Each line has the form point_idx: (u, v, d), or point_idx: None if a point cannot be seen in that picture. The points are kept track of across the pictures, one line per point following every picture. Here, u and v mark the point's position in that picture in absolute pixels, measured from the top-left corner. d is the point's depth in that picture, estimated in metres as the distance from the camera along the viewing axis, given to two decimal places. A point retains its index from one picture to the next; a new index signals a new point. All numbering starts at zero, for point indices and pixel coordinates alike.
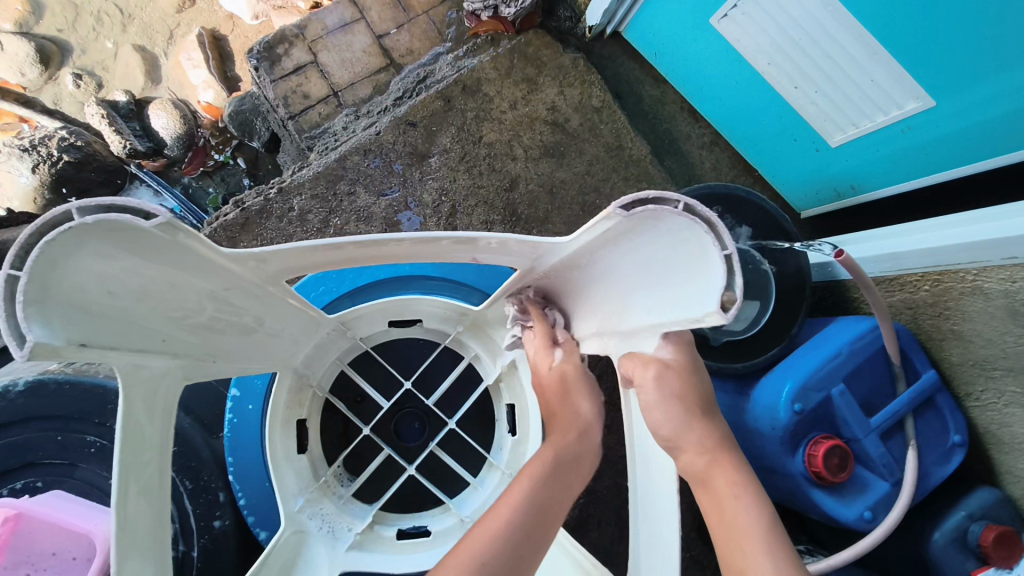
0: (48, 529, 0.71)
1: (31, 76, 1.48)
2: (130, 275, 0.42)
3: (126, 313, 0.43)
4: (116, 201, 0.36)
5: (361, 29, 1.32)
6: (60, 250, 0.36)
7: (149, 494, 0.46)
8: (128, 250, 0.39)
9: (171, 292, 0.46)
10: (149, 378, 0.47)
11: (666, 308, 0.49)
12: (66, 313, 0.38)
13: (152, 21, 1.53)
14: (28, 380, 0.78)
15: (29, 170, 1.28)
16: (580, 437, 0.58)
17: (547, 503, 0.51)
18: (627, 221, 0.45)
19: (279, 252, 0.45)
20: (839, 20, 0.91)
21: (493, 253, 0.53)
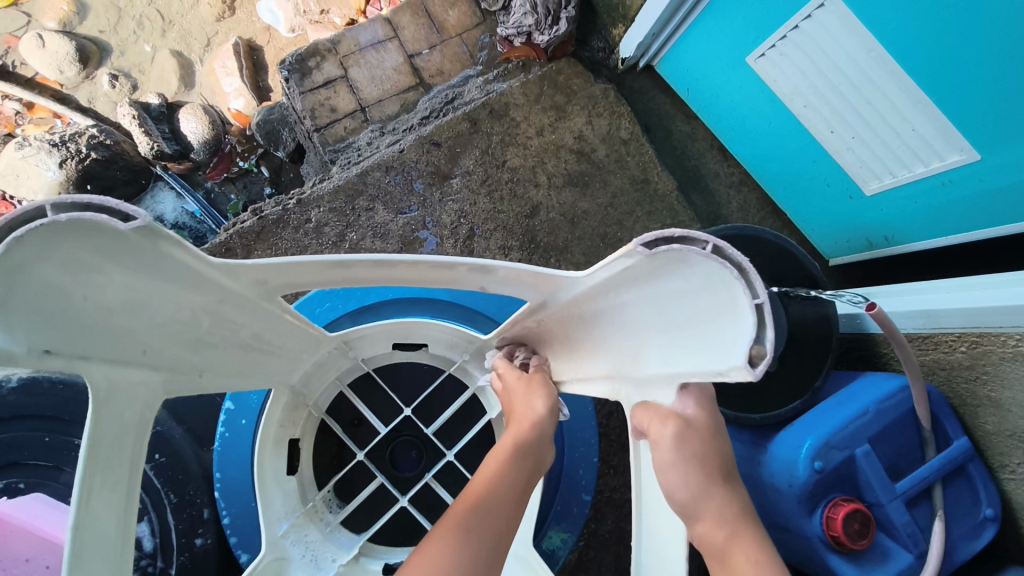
0: (23, 537, 0.71)
1: (69, 74, 1.49)
2: (113, 288, 0.40)
3: (108, 323, 0.41)
4: (92, 200, 0.33)
5: (394, 47, 1.32)
6: (30, 252, 0.33)
7: (113, 512, 0.43)
8: (111, 260, 0.37)
9: (162, 304, 0.43)
10: (129, 390, 0.44)
11: (686, 356, 0.46)
12: (30, 316, 0.36)
13: (191, 28, 1.55)
14: (22, 375, 0.75)
15: (56, 164, 1.31)
16: (520, 453, 0.56)
17: (496, 531, 0.49)
18: (649, 263, 0.41)
19: (279, 266, 0.42)
20: (881, 66, 0.88)
21: (504, 284, 0.50)
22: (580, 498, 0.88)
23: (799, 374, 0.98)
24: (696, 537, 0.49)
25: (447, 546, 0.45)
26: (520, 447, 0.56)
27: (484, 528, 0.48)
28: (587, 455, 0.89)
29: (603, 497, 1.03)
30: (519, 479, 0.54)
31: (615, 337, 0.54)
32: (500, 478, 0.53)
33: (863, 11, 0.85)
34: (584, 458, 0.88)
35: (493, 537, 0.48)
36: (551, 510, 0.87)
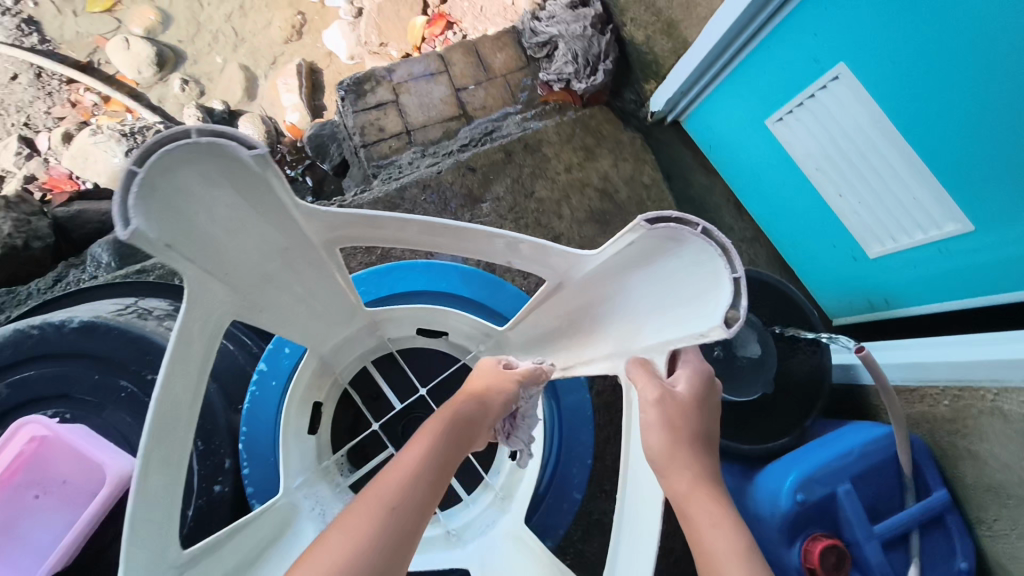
0: (62, 457, 0.74)
1: (146, 74, 1.62)
2: (225, 211, 0.45)
3: (216, 245, 0.46)
4: (227, 128, 0.41)
5: (443, 80, 1.44)
6: (174, 162, 0.40)
7: (177, 422, 0.47)
8: (230, 184, 0.43)
9: (254, 244, 0.49)
10: (208, 310, 0.48)
11: (675, 330, 0.52)
12: (162, 216, 0.41)
13: (260, 46, 1.68)
14: (83, 319, 0.79)
15: (125, 151, 1.45)
16: (456, 429, 0.59)
17: (426, 499, 0.53)
18: (650, 240, 0.49)
19: (342, 219, 0.50)
20: (887, 135, 0.97)
21: (527, 263, 0.57)
22: (570, 497, 0.92)
23: (791, 414, 1.02)
24: (679, 508, 0.54)
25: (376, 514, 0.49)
26: (461, 419, 0.60)
27: (414, 498, 0.52)
28: (582, 457, 0.93)
29: (594, 516, 1.06)
30: (455, 447, 0.58)
31: (616, 322, 0.61)
32: (433, 451, 0.56)
33: (873, 86, 0.94)
34: (578, 459, 0.92)
35: (418, 506, 0.52)
36: (544, 511, 0.91)
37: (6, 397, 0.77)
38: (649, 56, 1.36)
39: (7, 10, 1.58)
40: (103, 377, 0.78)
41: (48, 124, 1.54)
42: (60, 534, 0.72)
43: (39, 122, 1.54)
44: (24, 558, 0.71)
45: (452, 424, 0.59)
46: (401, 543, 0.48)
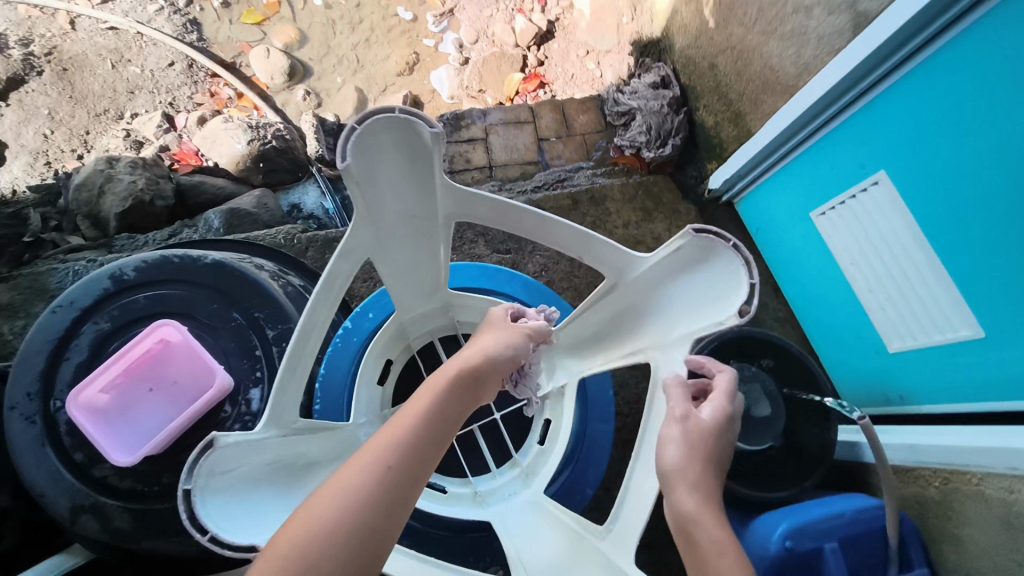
0: (177, 363, 0.91)
1: (277, 82, 1.87)
2: (395, 172, 0.59)
3: (381, 195, 0.60)
4: (419, 110, 0.54)
5: (529, 129, 1.63)
6: (379, 127, 0.53)
7: (313, 337, 0.63)
8: (406, 152, 0.57)
9: (402, 202, 0.63)
10: (356, 247, 0.62)
11: (688, 329, 0.62)
12: (360, 166, 0.55)
13: (376, 74, 1.92)
14: (215, 258, 0.96)
15: (247, 141, 1.67)
16: (457, 389, 0.64)
17: (421, 454, 0.57)
18: (692, 249, 0.60)
19: (461, 195, 0.64)
20: (917, 241, 1.08)
21: (594, 264, 0.70)
22: (583, 490, 0.94)
23: (797, 473, 1.09)
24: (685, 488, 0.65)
25: (373, 468, 0.54)
26: (461, 380, 0.65)
27: (410, 453, 0.56)
28: (599, 458, 0.97)
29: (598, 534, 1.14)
30: (454, 405, 0.63)
31: (638, 328, 0.71)
32: (433, 409, 0.60)
33: (909, 197, 1.07)
34: (597, 459, 0.96)
35: (414, 464, 0.56)
36: None
37: (142, 306, 0.93)
38: (715, 140, 1.52)
39: (178, 10, 1.88)
40: (220, 307, 0.94)
41: (188, 107, 1.79)
42: (166, 416, 0.90)
43: (181, 104, 1.79)
44: (137, 435, 0.87)
45: (455, 385, 0.64)
46: (392, 495, 0.53)
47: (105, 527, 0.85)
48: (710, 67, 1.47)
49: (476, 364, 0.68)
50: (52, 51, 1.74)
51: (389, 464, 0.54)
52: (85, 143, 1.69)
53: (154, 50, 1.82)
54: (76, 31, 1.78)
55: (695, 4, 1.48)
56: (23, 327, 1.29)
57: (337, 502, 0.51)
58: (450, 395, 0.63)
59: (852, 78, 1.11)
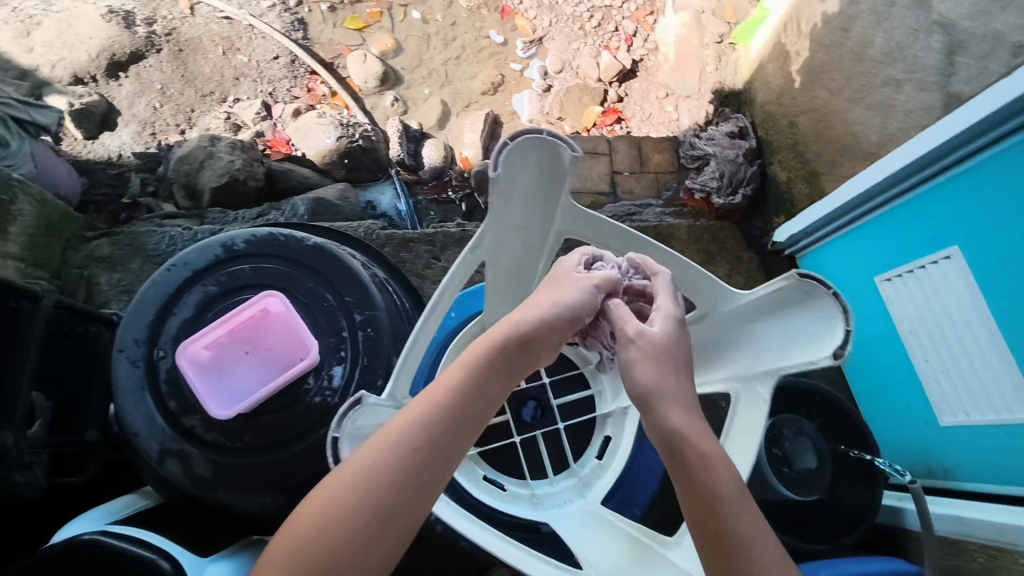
0: (271, 335, 1.00)
1: (369, 85, 1.98)
2: (528, 184, 0.73)
3: (513, 202, 0.74)
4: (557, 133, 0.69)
5: (605, 161, 1.69)
6: (525, 143, 0.69)
7: (430, 322, 0.74)
8: (540, 166, 0.72)
9: (525, 215, 0.77)
10: (483, 245, 0.75)
11: (774, 365, 0.66)
12: (506, 173, 0.70)
13: (462, 90, 2.02)
14: (316, 242, 1.04)
15: (336, 136, 1.77)
16: (496, 362, 0.65)
17: (445, 432, 0.61)
18: (791, 292, 0.64)
19: (571, 213, 0.78)
20: (981, 318, 1.06)
21: (688, 292, 0.75)
22: (629, 511, 0.93)
23: (835, 529, 1.10)
24: None
25: (395, 449, 0.59)
26: (500, 350, 0.65)
27: (433, 432, 0.61)
28: (650, 481, 0.94)
29: None
30: (491, 377, 0.65)
31: (721, 356, 0.75)
32: (463, 386, 0.63)
33: (979, 273, 1.05)
34: (647, 481, 0.94)
35: (437, 444, 0.61)
36: None
37: (246, 276, 1.01)
38: (785, 195, 1.56)
39: (288, 8, 2.01)
40: (315, 287, 1.01)
41: (285, 99, 1.90)
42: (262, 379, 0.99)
43: (279, 96, 1.90)
44: (234, 392, 0.97)
45: (492, 358, 0.65)
46: (413, 475, 0.59)
47: (187, 473, 0.92)
48: (790, 124, 1.52)
49: (523, 331, 0.67)
50: (172, 32, 1.88)
51: (414, 446, 0.60)
52: (188, 120, 1.81)
53: (262, 43, 1.94)
54: (194, 17, 1.92)
55: (783, 63, 1.53)
56: (118, 280, 1.39)
57: (358, 482, 0.58)
58: (485, 368, 0.65)
59: (934, 153, 1.13)
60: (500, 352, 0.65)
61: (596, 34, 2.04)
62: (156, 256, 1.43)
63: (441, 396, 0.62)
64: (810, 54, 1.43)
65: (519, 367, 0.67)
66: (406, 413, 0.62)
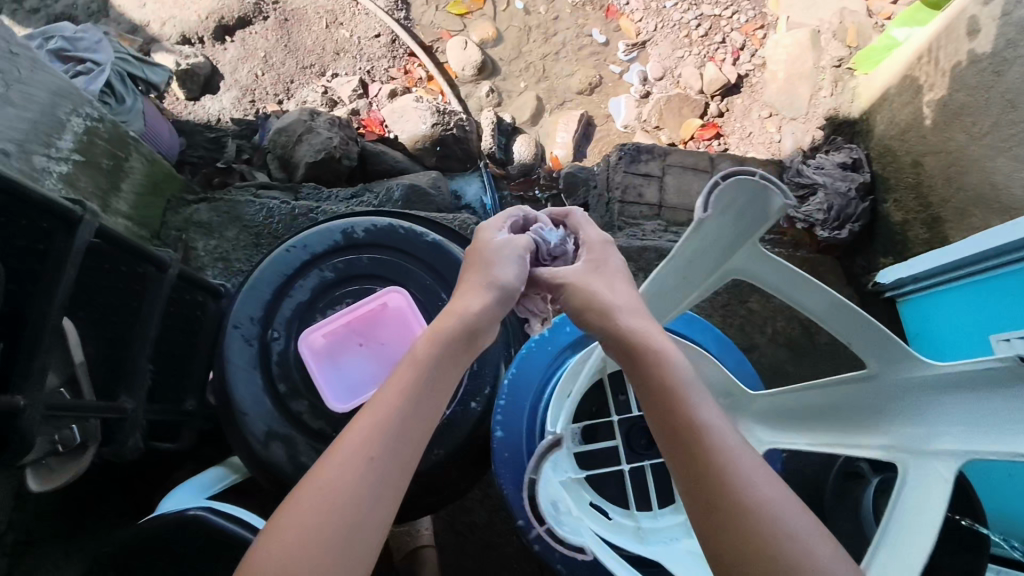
0: (387, 329, 0.98)
1: (466, 74, 1.95)
2: (740, 205, 0.67)
3: (719, 225, 0.69)
4: (773, 176, 0.64)
5: (706, 178, 1.63)
6: (739, 186, 0.65)
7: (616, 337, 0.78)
8: (751, 196, 0.66)
9: (716, 239, 0.71)
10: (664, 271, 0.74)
11: (973, 447, 0.59)
12: (724, 195, 0.65)
13: (558, 87, 1.98)
14: (434, 238, 1.01)
15: (432, 123, 1.74)
16: (441, 354, 0.71)
17: (400, 432, 0.64)
18: (1005, 373, 0.56)
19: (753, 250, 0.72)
20: None
21: (872, 350, 0.69)
22: None
23: None
24: None
25: (350, 460, 0.61)
26: (444, 340, 0.72)
27: (385, 432, 0.63)
28: None
29: None
30: (436, 373, 0.69)
31: (894, 420, 0.69)
32: (409, 385, 0.67)
33: None
34: None
35: (392, 447, 0.63)
36: None
37: (364, 265, 1.00)
38: (897, 235, 1.48)
39: None
40: (432, 285, 1.00)
41: (382, 79, 1.89)
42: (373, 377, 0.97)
43: (377, 75, 1.89)
44: (347, 385, 0.96)
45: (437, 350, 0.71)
46: (374, 480, 0.61)
47: (291, 458, 0.91)
48: (914, 163, 1.44)
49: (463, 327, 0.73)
50: (279, 0, 1.88)
51: (370, 456, 0.62)
52: (287, 91, 1.81)
53: (365, 20, 1.92)
54: None
55: (914, 98, 1.45)
56: (213, 247, 1.39)
57: (321, 506, 0.59)
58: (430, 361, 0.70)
59: None
60: (441, 349, 0.71)
61: (701, 44, 1.97)
62: (252, 228, 1.43)
63: (386, 403, 0.66)
64: (948, 93, 1.35)
65: (462, 355, 0.73)
66: (372, 401, 0.67)
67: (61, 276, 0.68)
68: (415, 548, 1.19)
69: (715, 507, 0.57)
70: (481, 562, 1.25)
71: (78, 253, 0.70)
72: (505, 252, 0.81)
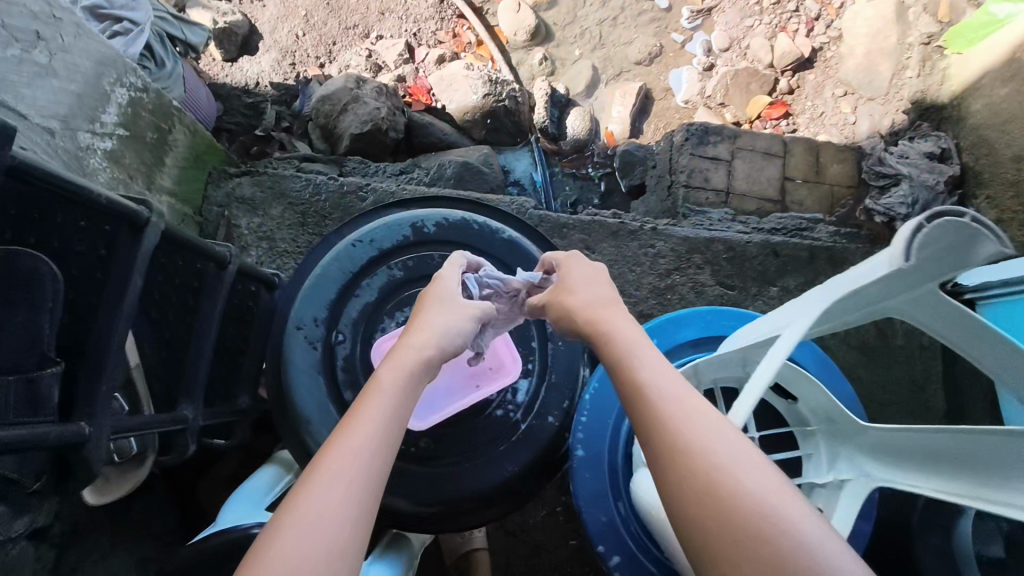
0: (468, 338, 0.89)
1: (518, 39, 1.82)
2: (937, 253, 0.60)
3: (907, 272, 0.62)
4: (986, 224, 0.56)
5: (778, 164, 1.52)
6: (945, 234, 0.57)
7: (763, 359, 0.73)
8: (952, 245, 0.58)
9: (897, 283, 0.64)
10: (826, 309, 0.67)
11: None
12: (926, 243, 0.57)
13: (616, 57, 1.85)
14: (510, 235, 0.94)
15: (483, 93, 1.62)
16: (410, 374, 0.66)
17: (374, 453, 0.59)
18: None
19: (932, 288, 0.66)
20: None
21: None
22: None
23: None
24: None
25: (322, 483, 0.55)
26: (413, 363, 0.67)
27: (359, 452, 0.58)
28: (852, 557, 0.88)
29: None
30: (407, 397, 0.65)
31: None
32: (383, 404, 0.63)
33: None
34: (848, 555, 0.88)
35: (371, 468, 0.58)
36: None
37: (435, 264, 0.92)
38: None
39: None
40: None
41: (429, 42, 1.77)
42: (455, 397, 0.88)
43: (423, 38, 1.77)
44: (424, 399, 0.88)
45: (407, 371, 0.66)
46: (351, 503, 0.55)
47: None
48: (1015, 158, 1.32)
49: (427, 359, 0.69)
50: None
51: (349, 477, 0.56)
52: (329, 54, 1.71)
53: None
54: None
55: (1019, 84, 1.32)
56: (257, 225, 1.30)
57: (300, 534, 0.52)
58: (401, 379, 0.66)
59: None
60: (406, 371, 0.66)
61: (773, 13, 1.82)
62: (298, 207, 1.31)
63: (359, 422, 0.61)
64: None
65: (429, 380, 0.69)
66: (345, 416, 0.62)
67: (127, 284, 0.61)
68: (468, 551, 1.14)
69: (703, 498, 0.52)
70: (534, 566, 1.21)
71: (145, 258, 0.62)
72: (461, 300, 0.78)
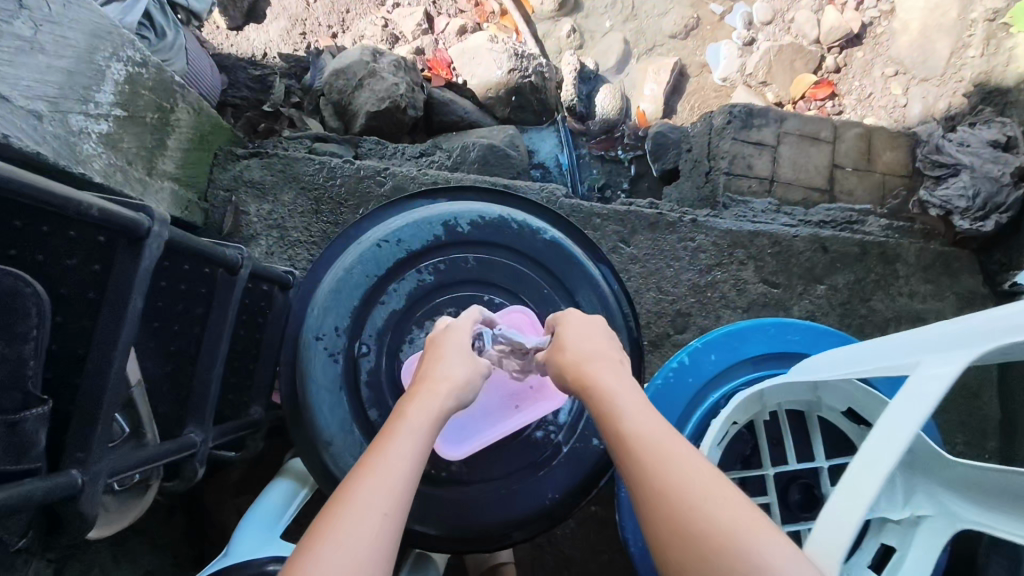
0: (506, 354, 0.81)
1: (544, 9, 1.70)
2: None
3: None
4: None
5: (826, 150, 1.41)
6: None
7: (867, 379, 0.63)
8: None
9: None
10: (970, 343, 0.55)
11: None
12: None
13: (648, 29, 1.74)
14: (553, 236, 0.85)
15: (508, 68, 1.50)
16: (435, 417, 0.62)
17: (402, 490, 0.54)
18: None
19: None
20: None
21: None
22: None
23: None
24: None
25: (353, 517, 0.50)
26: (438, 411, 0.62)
27: (392, 488, 0.53)
28: None
29: None
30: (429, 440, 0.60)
31: None
32: (415, 441, 0.58)
33: None
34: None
35: (401, 505, 0.53)
36: None
37: (470, 268, 0.83)
38: None
39: None
40: (551, 293, 0.84)
41: (450, 11, 1.64)
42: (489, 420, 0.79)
43: (443, 6, 1.64)
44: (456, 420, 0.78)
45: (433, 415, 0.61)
46: (381, 542, 0.50)
47: None
48: None
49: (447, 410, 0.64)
50: None
51: (388, 512, 0.51)
52: (343, 24, 1.60)
53: None
54: None
55: None
56: (267, 212, 1.20)
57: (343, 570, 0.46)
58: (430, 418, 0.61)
59: None
60: (430, 414, 0.61)
61: None
62: (311, 190, 1.21)
63: (389, 456, 0.56)
64: None
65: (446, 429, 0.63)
66: (372, 450, 0.57)
67: (126, 308, 0.52)
68: (495, 566, 1.07)
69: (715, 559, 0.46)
70: None
71: (146, 276, 0.53)
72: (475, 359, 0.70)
